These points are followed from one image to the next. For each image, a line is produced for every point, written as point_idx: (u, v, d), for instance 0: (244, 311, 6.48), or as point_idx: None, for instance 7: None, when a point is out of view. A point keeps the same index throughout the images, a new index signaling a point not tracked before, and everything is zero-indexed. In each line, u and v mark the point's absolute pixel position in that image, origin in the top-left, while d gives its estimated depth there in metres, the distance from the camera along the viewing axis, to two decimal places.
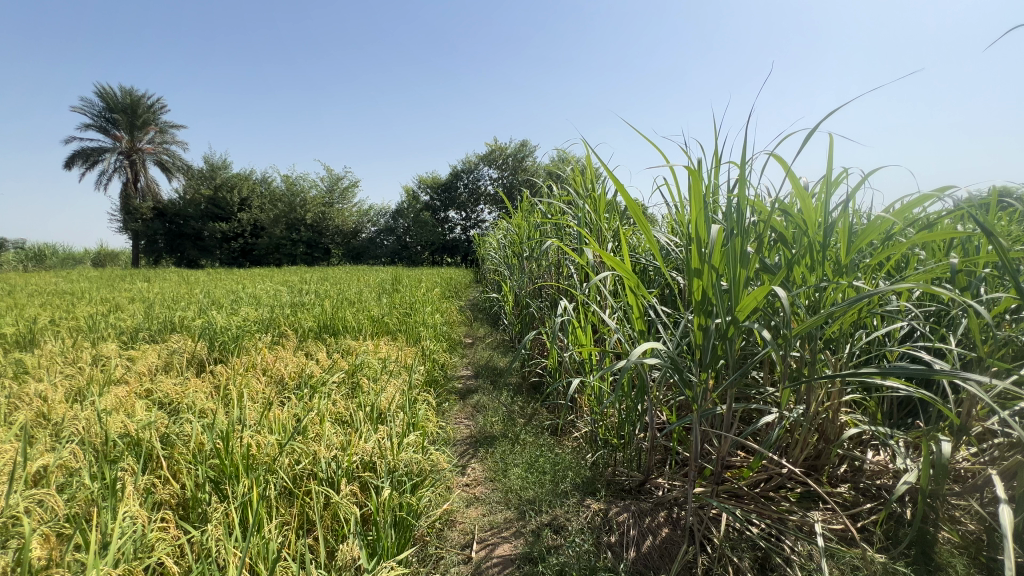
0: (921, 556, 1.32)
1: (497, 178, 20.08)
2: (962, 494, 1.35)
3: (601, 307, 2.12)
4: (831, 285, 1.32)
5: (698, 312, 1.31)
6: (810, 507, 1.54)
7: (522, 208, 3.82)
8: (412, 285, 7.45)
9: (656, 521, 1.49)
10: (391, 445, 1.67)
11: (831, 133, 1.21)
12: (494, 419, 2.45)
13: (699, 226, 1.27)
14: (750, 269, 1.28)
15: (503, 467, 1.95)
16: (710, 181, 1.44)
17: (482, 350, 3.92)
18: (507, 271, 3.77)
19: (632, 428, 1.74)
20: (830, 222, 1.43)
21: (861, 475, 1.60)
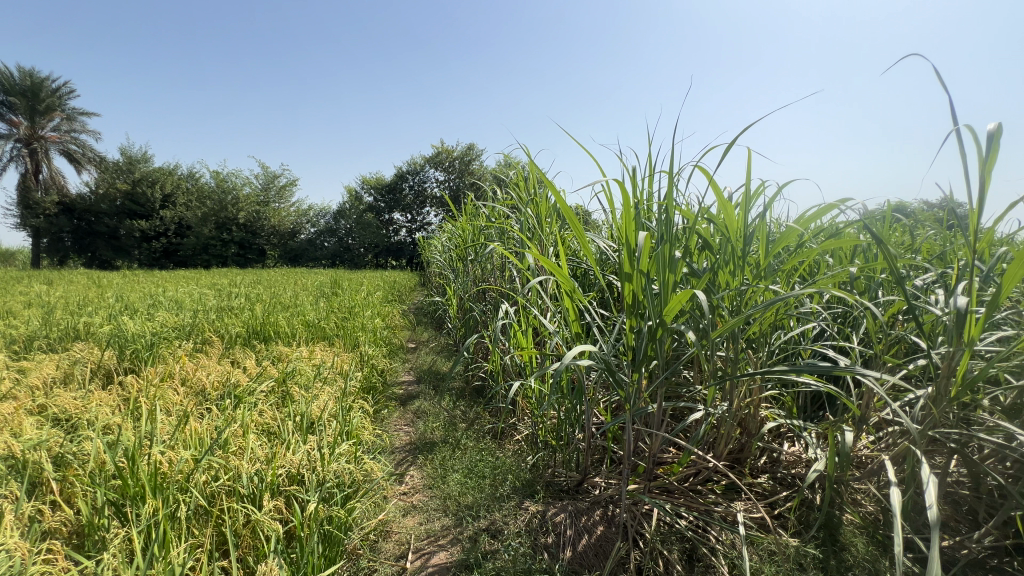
0: (829, 539, 1.44)
1: (444, 181, 19.90)
2: (863, 479, 1.48)
3: (542, 310, 2.15)
4: (751, 289, 1.41)
5: (630, 314, 1.35)
6: (733, 498, 1.64)
7: (466, 210, 3.80)
8: (354, 289, 7.20)
9: (592, 520, 1.52)
10: (323, 456, 1.59)
11: (748, 148, 1.31)
12: (435, 425, 2.41)
13: (630, 233, 1.32)
14: (677, 272, 1.34)
15: (442, 474, 1.92)
16: (642, 189, 1.51)
17: (425, 354, 3.85)
18: (451, 273, 3.73)
19: (570, 429, 1.77)
20: (750, 230, 1.53)
21: (778, 465, 1.72)
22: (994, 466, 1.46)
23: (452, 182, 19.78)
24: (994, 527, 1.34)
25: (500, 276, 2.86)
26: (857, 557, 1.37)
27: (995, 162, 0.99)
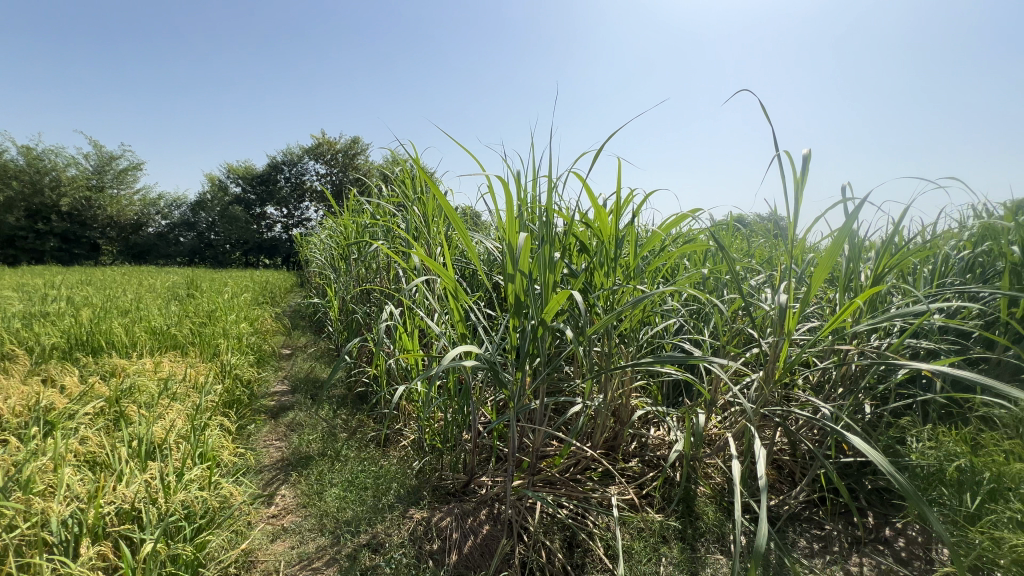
0: (687, 511, 1.63)
1: (325, 175, 18.61)
2: (712, 455, 1.69)
3: (428, 311, 2.10)
4: (622, 288, 1.53)
5: (513, 314, 1.39)
6: (609, 483, 1.77)
7: (348, 206, 3.58)
8: (216, 290, 6.38)
9: (478, 519, 1.53)
10: (168, 485, 1.37)
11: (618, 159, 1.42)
12: (312, 437, 2.22)
13: (512, 234, 1.35)
14: (557, 273, 1.41)
15: (319, 490, 1.78)
16: (525, 191, 1.55)
17: (302, 361, 3.54)
18: (331, 273, 3.49)
19: (457, 431, 1.75)
20: (621, 234, 1.67)
21: (646, 449, 1.90)
22: (805, 434, 1.78)
23: (334, 176, 18.58)
24: (806, 484, 1.63)
25: (384, 276, 2.74)
26: (708, 523, 1.57)
27: (806, 181, 1.22)
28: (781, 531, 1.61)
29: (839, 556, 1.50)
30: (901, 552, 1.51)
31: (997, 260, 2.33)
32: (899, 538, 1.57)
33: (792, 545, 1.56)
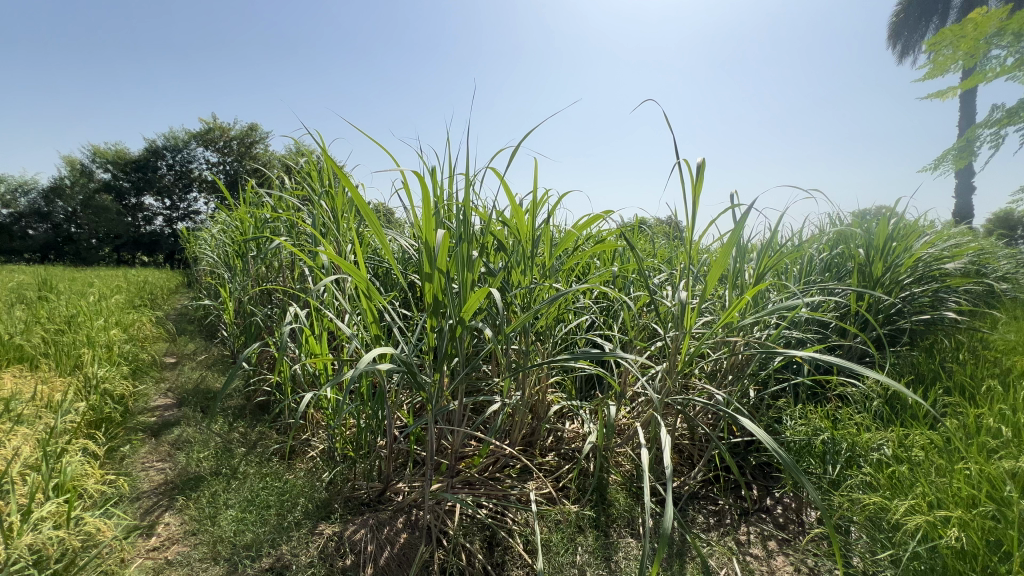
0: (600, 499, 1.70)
1: (218, 163, 16.86)
2: (622, 444, 1.79)
3: (338, 312, 1.98)
4: (539, 286, 1.56)
5: (430, 312, 1.33)
6: (527, 478, 1.79)
7: (244, 198, 3.26)
8: (79, 292, 5.49)
9: (395, 528, 1.47)
10: (11, 527, 1.14)
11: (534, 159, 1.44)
12: (203, 455, 1.99)
13: (429, 232, 1.30)
14: (475, 272, 1.39)
15: (211, 513, 1.59)
16: (441, 188, 1.51)
17: (190, 370, 3.17)
18: (225, 272, 3.16)
19: (371, 437, 1.67)
20: (537, 233, 1.70)
21: (562, 442, 1.96)
22: (702, 419, 1.95)
23: (228, 165, 16.89)
24: (703, 464, 1.79)
25: (288, 275, 2.54)
26: (619, 510, 1.65)
27: (701, 187, 1.34)
28: (682, 509, 1.75)
29: (731, 527, 1.66)
30: (780, 518, 1.71)
31: (848, 260, 2.74)
32: (778, 505, 1.78)
33: (692, 522, 1.69)
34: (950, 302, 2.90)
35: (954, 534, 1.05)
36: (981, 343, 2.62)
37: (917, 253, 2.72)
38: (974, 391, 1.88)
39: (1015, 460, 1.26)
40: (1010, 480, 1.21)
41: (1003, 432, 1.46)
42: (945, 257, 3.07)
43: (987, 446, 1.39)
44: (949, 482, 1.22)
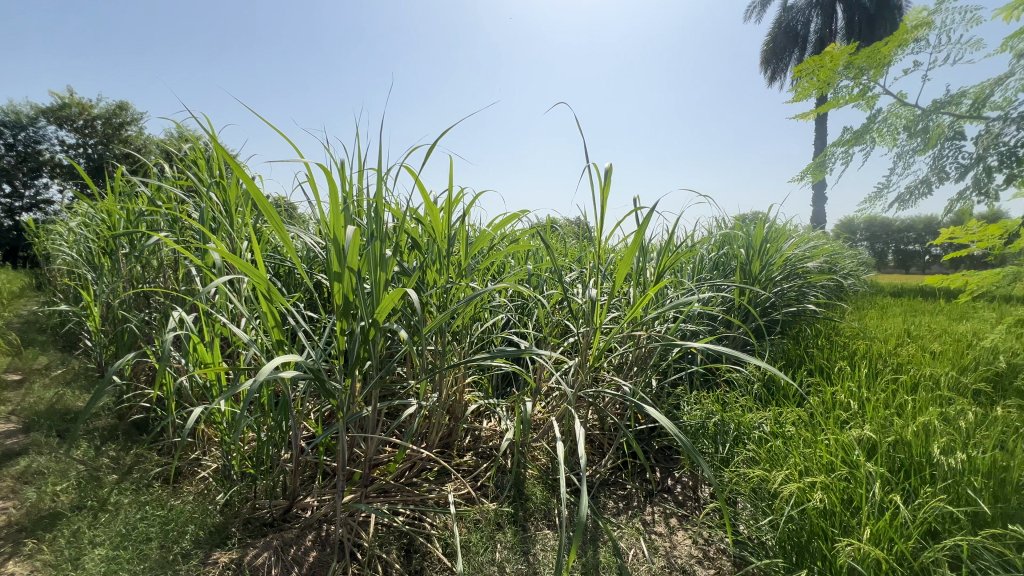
0: (518, 494, 1.73)
1: (76, 146, 14.51)
2: (538, 439, 1.84)
3: (233, 315, 1.79)
4: (455, 285, 1.55)
5: (339, 315, 1.24)
6: (445, 481, 1.77)
7: (111, 187, 2.83)
8: None
9: (303, 547, 1.37)
10: None
11: (449, 156, 1.42)
12: (60, 487, 1.69)
13: (338, 229, 1.22)
14: (388, 271, 1.34)
15: (72, 555, 1.36)
16: (350, 182, 1.43)
17: (41, 387, 2.68)
18: (88, 272, 2.72)
19: (274, 451, 1.53)
20: (453, 232, 1.68)
21: (480, 441, 1.97)
22: (611, 409, 2.06)
23: (90, 148, 14.59)
24: (612, 452, 1.89)
25: (170, 275, 2.25)
26: (536, 503, 1.69)
27: (609, 190, 1.43)
28: (595, 496, 1.84)
29: (638, 509, 1.78)
30: (680, 496, 1.87)
31: (732, 259, 3.07)
32: (678, 484, 1.94)
33: (603, 507, 1.79)
34: (810, 295, 3.37)
35: (818, 497, 1.22)
36: (834, 329, 3.08)
37: (785, 253, 3.12)
38: (829, 371, 2.21)
39: (861, 429, 1.50)
40: (857, 446, 1.43)
41: (852, 405, 1.73)
42: (807, 256, 3.56)
43: (840, 418, 1.64)
44: (815, 454, 1.41)
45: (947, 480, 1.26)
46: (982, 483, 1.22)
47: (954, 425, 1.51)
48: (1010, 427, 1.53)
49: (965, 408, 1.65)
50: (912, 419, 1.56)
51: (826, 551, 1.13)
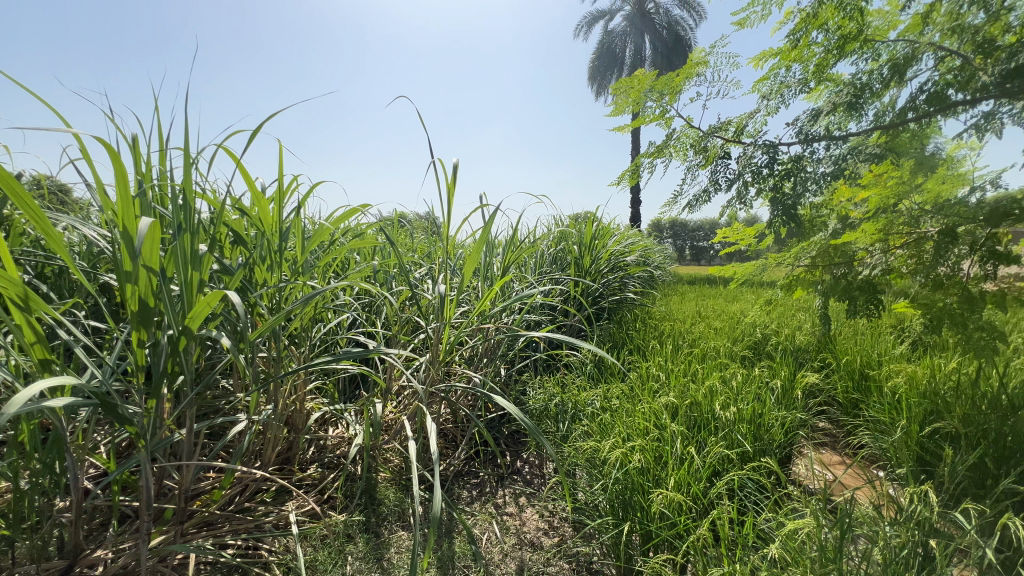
0: (369, 500, 1.66)
1: None
2: (389, 440, 1.78)
3: None
4: (289, 284, 1.40)
5: (134, 323, 1.00)
6: (285, 500, 1.60)
7: None
8: None
9: None
10: None
11: (278, 141, 1.28)
12: None
13: (130, 220, 1.00)
14: (203, 269, 1.14)
15: None
16: (147, 164, 1.18)
17: None
18: None
19: (44, 500, 1.20)
20: (285, 226, 1.52)
21: (325, 451, 1.83)
22: (463, 402, 2.10)
23: None
24: (465, 443, 1.94)
25: None
26: (389, 506, 1.64)
27: (455, 186, 1.45)
28: (449, 489, 1.86)
29: (490, 494, 1.85)
30: (527, 475, 2.00)
31: (567, 255, 3.38)
32: (525, 464, 2.07)
33: (458, 498, 1.82)
34: (629, 285, 3.91)
35: (637, 457, 1.42)
36: (647, 313, 3.64)
37: (609, 250, 3.56)
38: (644, 350, 2.59)
39: (668, 396, 1.80)
40: (664, 410, 1.71)
41: (660, 376, 2.06)
42: (626, 251, 4.12)
43: (653, 388, 1.94)
44: (635, 422, 1.64)
45: (724, 429, 1.59)
46: (746, 428, 1.57)
47: (728, 386, 1.91)
48: (762, 383, 2.00)
49: (736, 371, 2.10)
50: (702, 384, 1.92)
51: (644, 501, 1.33)
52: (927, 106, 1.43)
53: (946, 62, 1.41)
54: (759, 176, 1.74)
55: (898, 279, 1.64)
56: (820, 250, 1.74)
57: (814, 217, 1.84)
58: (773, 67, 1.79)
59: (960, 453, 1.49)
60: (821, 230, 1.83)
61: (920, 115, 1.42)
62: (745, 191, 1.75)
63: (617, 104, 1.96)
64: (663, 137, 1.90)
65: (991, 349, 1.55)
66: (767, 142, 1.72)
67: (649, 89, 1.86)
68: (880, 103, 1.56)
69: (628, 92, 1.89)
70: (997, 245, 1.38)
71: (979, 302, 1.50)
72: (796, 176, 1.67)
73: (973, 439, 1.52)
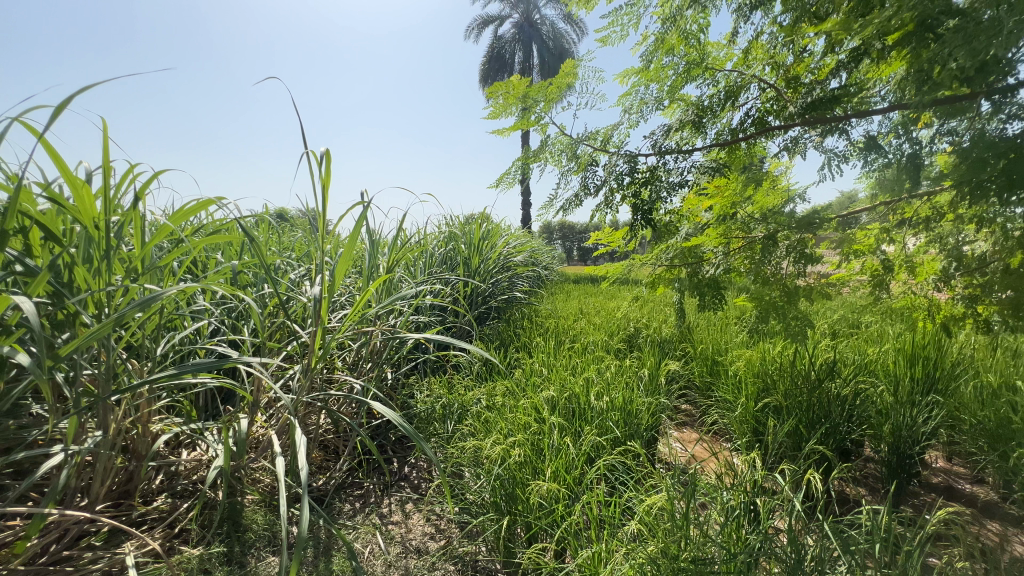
0: (232, 528, 1.48)
1: None
2: (257, 458, 1.62)
3: None
4: (121, 288, 1.19)
5: None
6: (122, 540, 1.37)
7: None
8: None
9: None
10: None
11: (99, 116, 1.07)
12: None
13: None
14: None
15: None
16: None
17: None
18: None
19: None
20: (116, 219, 1.29)
21: (177, 478, 1.60)
22: (344, 409, 1.98)
23: None
24: (347, 454, 1.85)
25: None
26: (257, 531, 1.49)
27: (330, 180, 1.36)
28: (329, 504, 1.74)
29: (375, 504, 1.77)
30: (415, 480, 1.95)
31: (456, 255, 3.37)
32: (413, 469, 2.02)
33: (338, 512, 1.71)
34: (518, 284, 4.03)
35: (517, 451, 1.47)
36: (535, 312, 3.77)
37: (497, 250, 3.63)
38: (530, 347, 2.68)
39: (549, 391, 1.88)
40: (545, 404, 1.79)
41: (544, 372, 2.14)
42: (515, 251, 4.24)
43: (536, 384, 2.01)
44: (517, 418, 1.69)
45: (599, 418, 1.71)
46: (617, 415, 1.71)
47: (604, 377, 2.06)
48: (633, 372, 2.18)
49: (611, 363, 2.27)
50: (580, 376, 2.04)
51: (525, 494, 1.38)
52: (752, 130, 1.68)
53: (766, 94, 1.67)
54: (622, 183, 1.85)
55: (736, 277, 1.90)
56: (676, 252, 1.96)
57: (668, 222, 2.03)
58: (635, 83, 1.94)
59: (782, 422, 1.78)
60: (674, 235, 2.03)
61: (749, 136, 1.66)
62: (613, 198, 1.89)
63: (494, 108, 1.91)
64: (540, 142, 1.97)
65: (803, 334, 1.87)
66: (628, 152, 1.86)
67: (525, 95, 1.85)
68: (720, 123, 1.79)
69: (504, 98, 1.86)
70: (805, 248, 1.66)
71: (793, 296, 1.80)
72: (655, 184, 1.82)
73: (791, 410, 1.82)
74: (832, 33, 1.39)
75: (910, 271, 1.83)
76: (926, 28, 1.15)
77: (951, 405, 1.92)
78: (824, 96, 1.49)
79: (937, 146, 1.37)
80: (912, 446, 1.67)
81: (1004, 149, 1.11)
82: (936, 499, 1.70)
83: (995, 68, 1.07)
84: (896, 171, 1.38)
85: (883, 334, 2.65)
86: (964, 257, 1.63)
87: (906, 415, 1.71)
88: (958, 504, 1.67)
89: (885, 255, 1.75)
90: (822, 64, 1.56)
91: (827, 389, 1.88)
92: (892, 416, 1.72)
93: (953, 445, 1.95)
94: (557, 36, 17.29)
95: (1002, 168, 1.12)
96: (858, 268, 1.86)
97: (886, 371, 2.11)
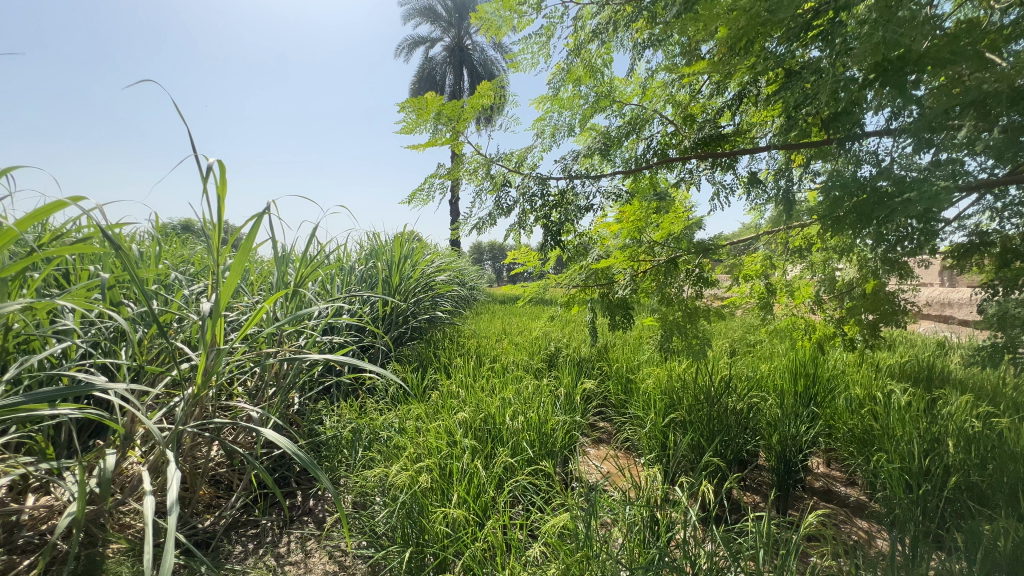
0: None
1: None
2: (125, 499, 1.40)
3: None
4: None
5: None
6: None
7: None
8: None
9: None
10: None
11: None
12: None
13: None
14: None
15: None
16: None
17: None
18: None
19: None
20: None
21: (20, 530, 1.33)
22: (237, 440, 1.79)
23: None
24: (241, 490, 1.62)
25: None
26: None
27: (225, 189, 1.25)
28: (217, 547, 1.55)
29: (270, 544, 1.61)
30: (319, 515, 1.80)
31: (376, 272, 3.25)
32: (317, 503, 1.86)
33: (227, 555, 1.52)
34: (441, 304, 3.95)
35: (426, 477, 1.42)
36: (456, 332, 3.71)
37: (420, 270, 3.55)
38: (450, 368, 2.63)
39: (465, 412, 1.84)
40: (458, 427, 1.76)
41: (460, 393, 2.10)
42: (439, 270, 4.18)
43: (452, 407, 1.97)
44: (430, 444, 1.63)
45: (512, 438, 1.71)
46: (530, 436, 1.72)
47: (521, 397, 2.06)
48: (550, 391, 2.21)
49: (528, 382, 2.27)
50: (497, 397, 2.03)
51: (431, 521, 1.34)
52: (655, 160, 1.81)
53: (666, 128, 1.82)
54: (535, 205, 1.90)
55: (644, 298, 2.00)
56: (589, 273, 2.01)
57: (579, 244, 2.07)
58: (548, 109, 2.01)
59: (685, 436, 1.88)
60: (584, 256, 2.06)
61: (651, 165, 1.78)
62: (526, 220, 1.93)
63: (408, 123, 1.89)
64: (457, 161, 1.97)
65: (703, 353, 2.00)
66: (540, 175, 1.91)
67: (439, 113, 1.85)
68: (626, 153, 1.90)
69: (416, 113, 1.83)
70: (702, 272, 1.86)
71: (693, 316, 1.93)
72: (565, 207, 1.88)
73: (693, 425, 1.93)
74: (719, 77, 1.54)
75: (790, 295, 2.04)
76: (795, 78, 1.29)
77: (827, 416, 2.14)
78: (715, 133, 1.64)
79: (806, 185, 1.56)
80: (796, 454, 1.82)
81: (856, 189, 1.27)
82: (815, 503, 1.87)
83: (847, 119, 1.23)
84: (777, 204, 1.51)
85: (772, 351, 2.91)
86: (833, 283, 1.84)
87: (790, 426, 1.87)
88: (833, 505, 1.84)
89: (769, 281, 1.95)
90: (714, 108, 1.72)
91: (724, 404, 2.02)
92: (779, 427, 1.87)
93: (831, 451, 2.16)
94: (490, 62, 17.76)
95: (855, 205, 1.28)
96: (749, 290, 2.06)
97: (774, 386, 2.31)
